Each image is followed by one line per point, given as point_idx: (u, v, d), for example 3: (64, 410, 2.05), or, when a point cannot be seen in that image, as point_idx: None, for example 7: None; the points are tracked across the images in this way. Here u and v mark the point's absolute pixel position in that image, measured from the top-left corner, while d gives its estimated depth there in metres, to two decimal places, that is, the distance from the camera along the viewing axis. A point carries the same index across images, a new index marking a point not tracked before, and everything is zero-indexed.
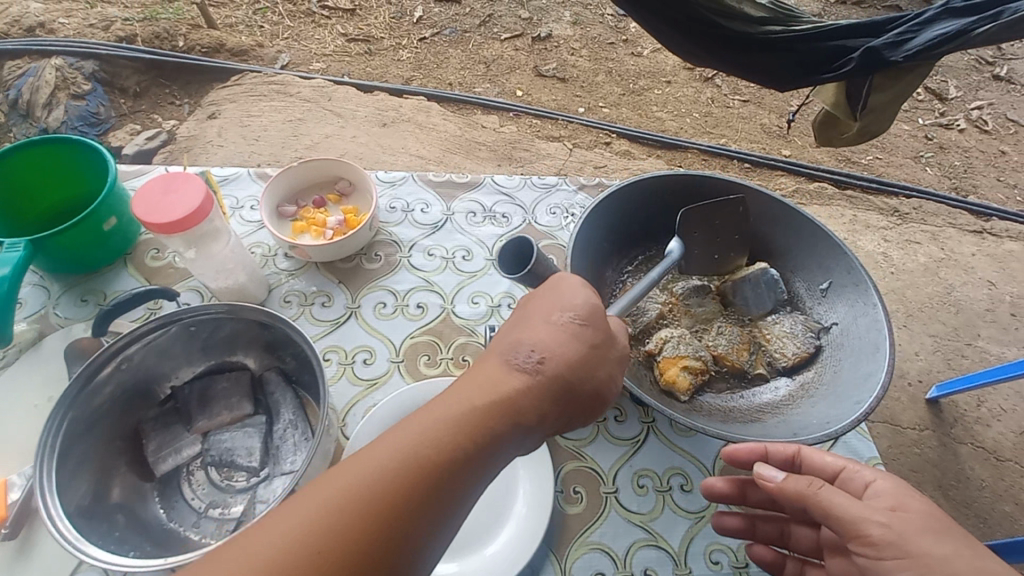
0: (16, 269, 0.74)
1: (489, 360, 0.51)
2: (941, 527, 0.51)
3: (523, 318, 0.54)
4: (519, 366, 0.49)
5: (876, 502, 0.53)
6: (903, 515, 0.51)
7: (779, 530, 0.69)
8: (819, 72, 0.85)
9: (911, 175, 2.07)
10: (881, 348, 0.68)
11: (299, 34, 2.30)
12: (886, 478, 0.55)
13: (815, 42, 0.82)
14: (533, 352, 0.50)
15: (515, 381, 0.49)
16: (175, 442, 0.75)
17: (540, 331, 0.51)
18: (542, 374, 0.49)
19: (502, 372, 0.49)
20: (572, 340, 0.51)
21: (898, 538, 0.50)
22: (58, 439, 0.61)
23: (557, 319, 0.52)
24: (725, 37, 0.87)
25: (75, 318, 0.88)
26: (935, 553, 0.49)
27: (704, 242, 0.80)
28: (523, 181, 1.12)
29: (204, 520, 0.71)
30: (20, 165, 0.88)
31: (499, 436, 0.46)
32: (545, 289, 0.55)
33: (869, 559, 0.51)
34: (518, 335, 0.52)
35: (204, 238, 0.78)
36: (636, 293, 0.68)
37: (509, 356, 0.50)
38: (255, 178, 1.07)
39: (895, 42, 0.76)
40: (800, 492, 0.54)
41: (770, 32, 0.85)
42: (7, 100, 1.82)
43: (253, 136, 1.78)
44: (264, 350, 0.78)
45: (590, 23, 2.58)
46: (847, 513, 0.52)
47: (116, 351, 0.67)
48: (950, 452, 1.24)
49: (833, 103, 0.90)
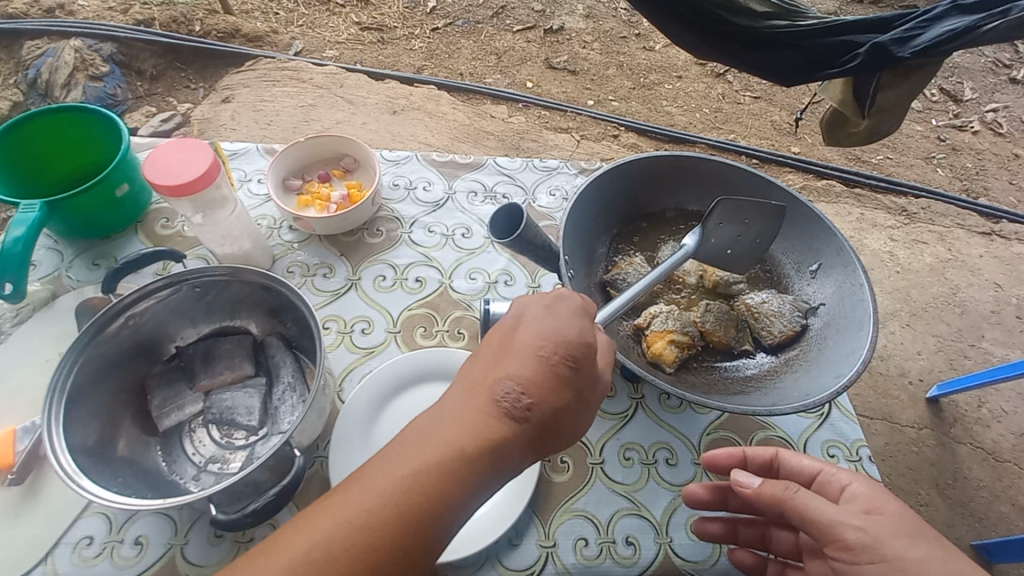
0: (32, 230, 0.78)
1: (471, 392, 0.50)
2: (915, 529, 0.53)
3: (509, 346, 0.51)
4: (508, 410, 0.48)
5: (852, 507, 0.55)
6: (877, 518, 0.54)
7: (759, 534, 0.69)
8: (824, 67, 0.84)
9: (922, 175, 2.06)
10: (865, 326, 0.69)
11: (313, 21, 2.33)
12: (861, 481, 0.58)
13: (819, 37, 0.82)
14: (521, 395, 0.48)
15: (501, 425, 0.48)
16: (178, 399, 0.77)
17: (524, 365, 0.49)
18: (529, 421, 0.48)
19: (485, 411, 0.48)
20: (558, 386, 0.49)
21: (874, 541, 0.52)
22: (67, 383, 0.64)
23: (546, 354, 0.49)
24: (729, 32, 0.87)
25: (87, 281, 0.91)
26: (908, 555, 0.51)
27: (727, 229, 0.78)
28: (524, 163, 1.14)
29: (202, 474, 0.74)
30: (40, 132, 0.91)
31: (493, 464, 0.47)
32: (537, 314, 0.53)
33: (846, 564, 0.53)
34: (502, 370, 0.49)
35: (211, 205, 0.81)
36: (624, 301, 0.66)
37: (497, 394, 0.49)
38: (263, 153, 1.09)
39: (902, 39, 0.76)
40: (777, 496, 0.56)
41: (777, 27, 0.84)
42: (26, 79, 1.86)
43: (265, 120, 1.81)
44: (267, 315, 0.81)
45: (603, 16, 2.58)
46: (823, 516, 0.54)
47: (124, 307, 0.70)
48: (947, 451, 1.24)
49: (841, 101, 0.88)
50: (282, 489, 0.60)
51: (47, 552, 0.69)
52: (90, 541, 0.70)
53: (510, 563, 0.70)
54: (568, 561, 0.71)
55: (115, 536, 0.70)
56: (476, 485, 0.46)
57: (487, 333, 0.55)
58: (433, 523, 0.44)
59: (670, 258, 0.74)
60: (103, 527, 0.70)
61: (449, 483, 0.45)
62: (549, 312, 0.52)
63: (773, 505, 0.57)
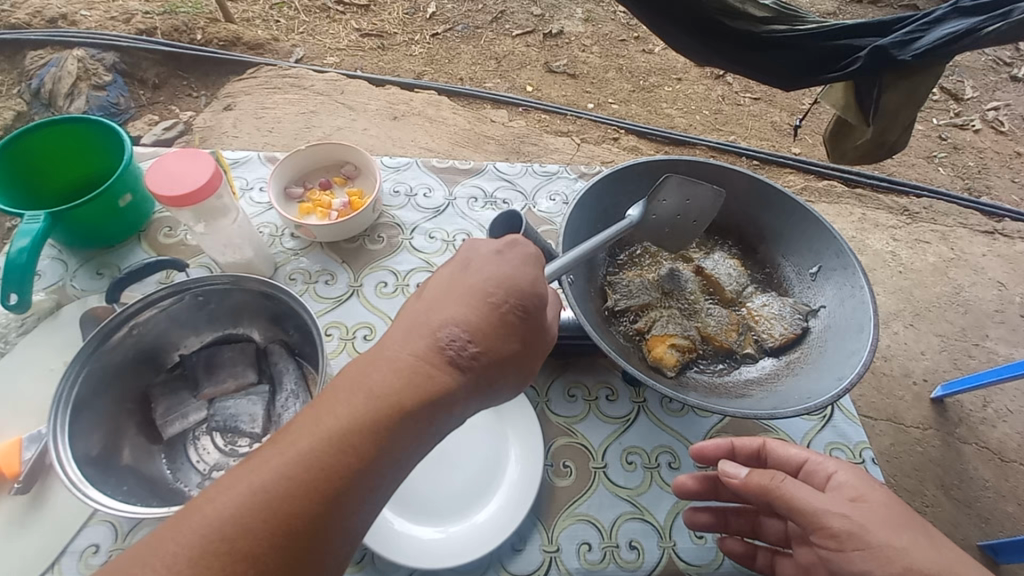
0: (36, 241, 0.78)
1: (415, 337, 0.50)
2: (899, 520, 0.53)
3: (461, 289, 0.52)
4: (452, 356, 0.49)
5: (839, 496, 0.55)
6: (862, 507, 0.54)
7: (750, 523, 0.70)
8: (823, 71, 0.84)
9: (923, 175, 2.06)
10: (865, 328, 0.69)
11: (314, 28, 2.34)
12: (848, 470, 0.58)
13: (819, 41, 0.82)
14: (463, 339, 0.50)
15: (444, 371, 0.48)
16: (181, 408, 0.78)
17: (471, 313, 0.51)
18: (474, 369, 0.49)
19: (428, 356, 0.49)
20: (507, 333, 0.51)
21: (859, 529, 0.52)
22: (72, 391, 0.64)
23: (494, 302, 0.51)
24: (730, 38, 0.87)
25: (90, 290, 0.91)
26: (894, 543, 0.51)
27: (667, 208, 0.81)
28: (524, 168, 1.14)
29: (207, 481, 0.75)
30: (42, 143, 0.92)
31: (434, 409, 0.47)
32: (489, 257, 0.55)
33: (832, 551, 0.53)
34: (446, 316, 0.51)
35: (213, 214, 0.82)
36: (589, 246, 0.67)
37: (441, 340, 0.49)
38: (264, 161, 1.10)
39: (902, 42, 0.76)
40: (764, 486, 0.56)
41: (776, 31, 0.84)
42: (29, 89, 1.88)
43: (267, 127, 1.82)
44: (270, 322, 0.82)
45: (602, 19, 2.58)
46: (811, 505, 0.54)
47: (129, 315, 0.70)
48: (953, 452, 1.24)
49: (843, 106, 0.90)
50: None
51: (54, 560, 0.69)
52: (96, 549, 0.70)
53: (514, 568, 0.70)
54: (572, 565, 0.71)
55: (121, 545, 0.70)
56: (418, 429, 0.46)
57: (433, 276, 0.56)
58: (371, 466, 0.44)
59: (619, 225, 0.74)
60: (109, 535, 0.71)
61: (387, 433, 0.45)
62: (501, 264, 0.54)
63: (758, 494, 0.57)
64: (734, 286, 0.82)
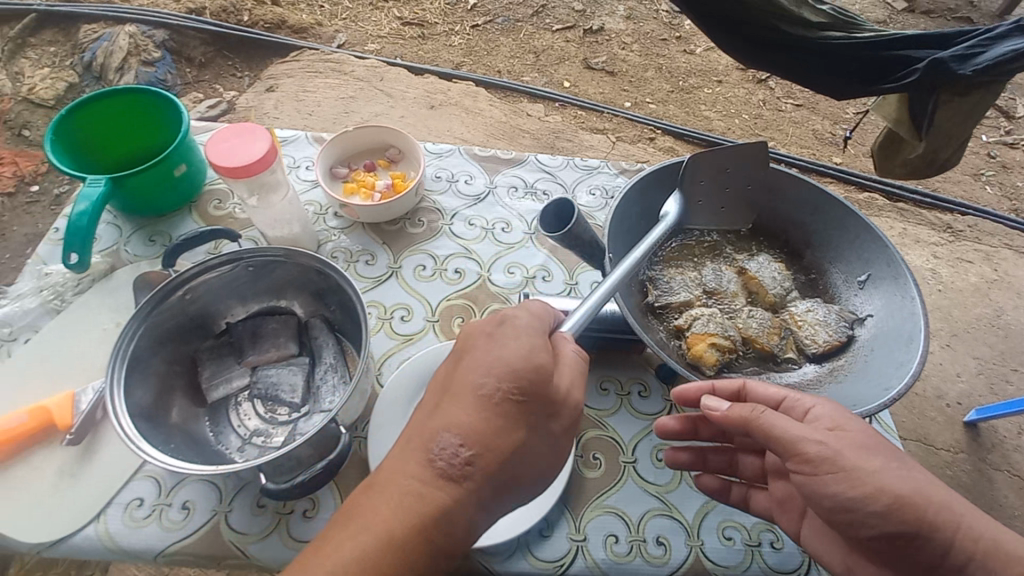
0: (96, 205, 0.81)
1: (409, 452, 0.50)
2: (874, 446, 0.54)
3: (452, 389, 0.51)
4: (448, 467, 0.48)
5: (818, 423, 0.56)
6: (840, 434, 0.55)
7: (727, 461, 0.71)
8: (878, 82, 0.81)
9: (969, 193, 1.99)
10: (915, 339, 0.68)
11: (357, 15, 2.37)
12: (825, 403, 0.58)
13: (874, 50, 0.79)
14: (460, 447, 0.49)
15: (443, 487, 0.48)
16: (226, 373, 0.81)
17: (463, 413, 0.50)
18: (472, 477, 0.48)
19: (423, 473, 0.48)
20: (506, 427, 0.50)
21: (833, 454, 0.53)
22: (128, 349, 0.67)
23: (487, 395, 0.50)
24: (785, 43, 0.84)
25: (142, 256, 0.95)
26: (867, 467, 0.52)
27: (711, 190, 0.82)
28: (565, 161, 1.14)
29: (247, 446, 0.77)
30: (105, 110, 0.95)
31: (437, 531, 0.47)
32: (481, 339, 0.53)
33: (806, 476, 0.54)
34: (441, 418, 0.50)
35: (265, 188, 0.84)
36: (634, 258, 0.66)
37: (434, 451, 0.49)
38: (311, 141, 1.12)
39: (963, 56, 0.72)
40: (744, 417, 0.57)
41: (832, 38, 0.82)
42: (82, 62, 1.94)
43: (307, 110, 1.85)
44: (312, 297, 0.84)
45: (643, 18, 2.55)
46: (787, 433, 0.55)
47: (183, 281, 0.73)
48: (984, 478, 1.21)
49: (895, 120, 0.84)
50: (326, 464, 0.65)
51: (101, 511, 0.72)
52: (140, 502, 0.73)
53: (541, 555, 0.71)
54: (598, 556, 0.71)
55: (164, 500, 0.73)
56: (424, 555, 0.46)
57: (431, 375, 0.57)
58: None
59: (658, 225, 0.76)
60: (152, 490, 0.74)
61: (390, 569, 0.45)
62: (491, 349, 0.52)
63: (738, 425, 0.58)
64: (778, 291, 0.80)
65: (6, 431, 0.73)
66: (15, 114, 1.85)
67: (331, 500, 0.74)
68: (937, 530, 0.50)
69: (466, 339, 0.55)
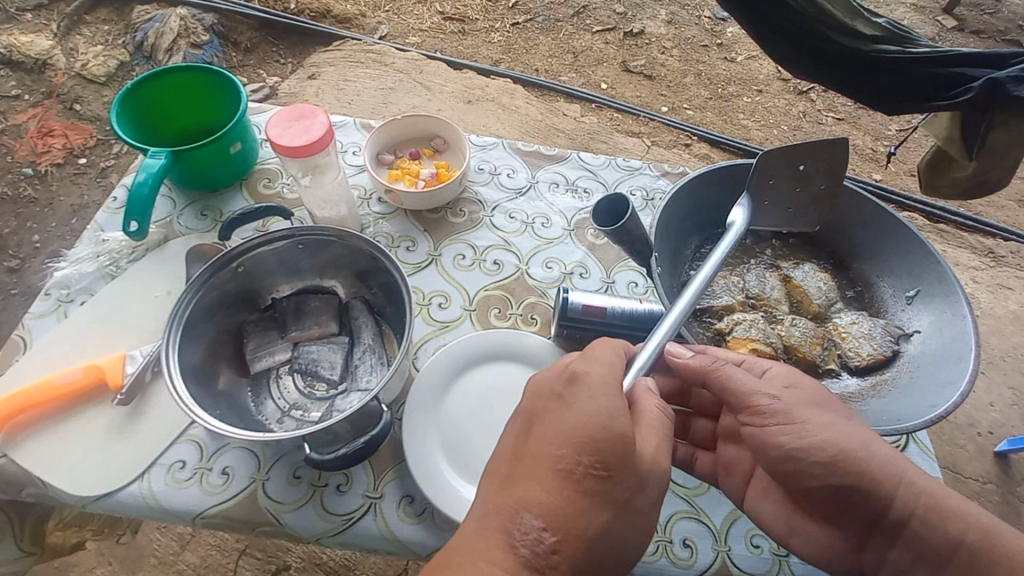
0: (155, 177, 0.84)
1: (488, 531, 0.49)
2: (823, 402, 0.61)
3: (525, 465, 0.51)
4: (531, 548, 0.47)
5: (774, 380, 0.62)
6: (794, 391, 0.61)
7: (680, 423, 0.79)
8: (929, 100, 0.74)
9: (1013, 218, 1.93)
10: (966, 359, 0.67)
11: (399, 7, 2.39)
12: (781, 365, 0.64)
13: (927, 66, 0.73)
14: (541, 528, 0.48)
15: (526, 573, 0.47)
16: (269, 346, 0.83)
17: (540, 491, 0.49)
18: (556, 563, 0.47)
19: (503, 553, 0.47)
20: (588, 507, 0.49)
21: (784, 408, 0.60)
22: (183, 316, 0.70)
23: (566, 470, 0.50)
24: (834, 57, 0.77)
25: (194, 229, 0.98)
26: (815, 420, 0.59)
27: (782, 189, 0.79)
28: (607, 161, 1.14)
29: (286, 418, 0.79)
30: (168, 87, 0.98)
31: None
32: (552, 407, 0.53)
33: (756, 427, 0.61)
34: (518, 495, 0.50)
35: (319, 168, 0.87)
36: (701, 284, 0.66)
37: (517, 531, 0.48)
38: (359, 127, 1.14)
39: (1021, 76, 0.66)
40: (703, 367, 0.62)
41: (885, 51, 0.75)
42: (134, 42, 1.99)
43: (347, 99, 1.89)
44: (354, 277, 0.86)
45: (685, 23, 2.53)
46: (743, 386, 0.61)
47: (236, 254, 0.75)
48: (1013, 511, 1.18)
49: (946, 138, 0.79)
50: (368, 440, 0.66)
51: (146, 469, 0.75)
52: (182, 465, 0.75)
53: None
54: None
55: (205, 464, 0.76)
56: None
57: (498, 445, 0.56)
58: None
59: (728, 235, 0.74)
60: (195, 454, 0.76)
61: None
62: (566, 418, 0.52)
63: (696, 375, 0.63)
64: (823, 303, 0.80)
65: (62, 386, 0.76)
66: (69, 88, 1.91)
67: (364, 477, 0.75)
68: (877, 482, 0.58)
69: (536, 404, 0.55)
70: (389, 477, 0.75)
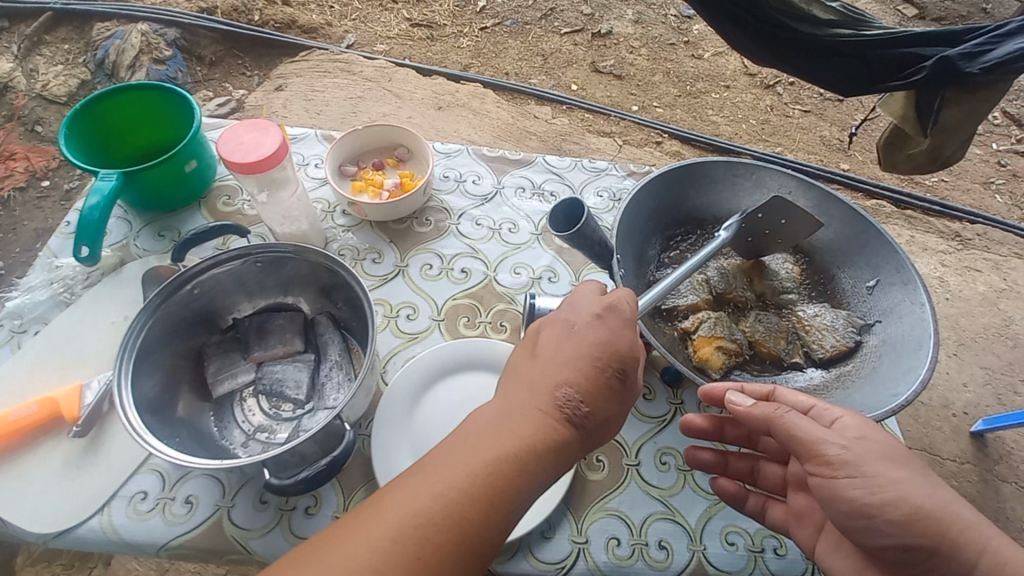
0: (107, 199, 0.82)
1: (533, 394, 0.53)
2: (897, 457, 0.57)
3: (567, 350, 0.55)
4: (567, 414, 0.52)
5: (844, 431, 0.58)
6: (866, 443, 0.57)
7: (749, 468, 0.72)
8: (883, 80, 0.74)
9: (977, 201, 1.97)
10: (925, 346, 0.68)
11: (366, 16, 2.37)
12: (852, 415, 0.60)
13: (883, 49, 0.72)
14: (579, 402, 0.53)
15: (562, 430, 0.52)
16: (232, 368, 0.81)
17: (579, 371, 0.54)
18: (584, 428, 0.53)
19: (545, 412, 0.52)
20: (612, 397, 0.54)
21: (855, 459, 0.56)
22: (139, 340, 0.68)
23: (602, 363, 0.54)
24: (791, 41, 0.76)
25: (152, 250, 0.95)
26: (888, 476, 0.55)
27: (756, 230, 0.81)
28: (573, 163, 1.14)
29: (251, 441, 0.77)
30: (119, 107, 0.96)
31: (551, 467, 0.51)
32: (599, 310, 0.57)
33: (825, 478, 0.57)
34: (562, 374, 0.54)
35: (275, 184, 0.85)
36: (664, 286, 0.67)
37: (558, 401, 0.53)
38: (320, 139, 1.13)
39: (972, 53, 0.67)
40: (767, 414, 0.60)
41: (841, 36, 0.74)
42: (95, 59, 1.95)
43: (315, 109, 1.86)
44: (319, 293, 0.84)
45: (652, 23, 2.55)
46: (810, 435, 0.58)
47: (191, 276, 0.73)
48: (990, 489, 1.20)
49: (900, 116, 0.78)
50: (331, 462, 0.64)
51: (105, 502, 0.73)
52: (144, 495, 0.73)
53: (544, 556, 0.71)
54: (600, 559, 0.71)
55: (168, 494, 0.73)
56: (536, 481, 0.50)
57: (542, 330, 0.59)
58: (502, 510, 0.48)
59: (709, 246, 0.75)
60: (157, 484, 0.74)
61: (515, 477, 0.48)
62: (602, 329, 0.56)
63: (760, 422, 0.61)
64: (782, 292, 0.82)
65: (15, 421, 0.74)
66: (29, 110, 1.87)
67: (334, 497, 0.74)
68: (957, 547, 0.53)
69: (589, 303, 0.58)
70: (360, 495, 0.74)
